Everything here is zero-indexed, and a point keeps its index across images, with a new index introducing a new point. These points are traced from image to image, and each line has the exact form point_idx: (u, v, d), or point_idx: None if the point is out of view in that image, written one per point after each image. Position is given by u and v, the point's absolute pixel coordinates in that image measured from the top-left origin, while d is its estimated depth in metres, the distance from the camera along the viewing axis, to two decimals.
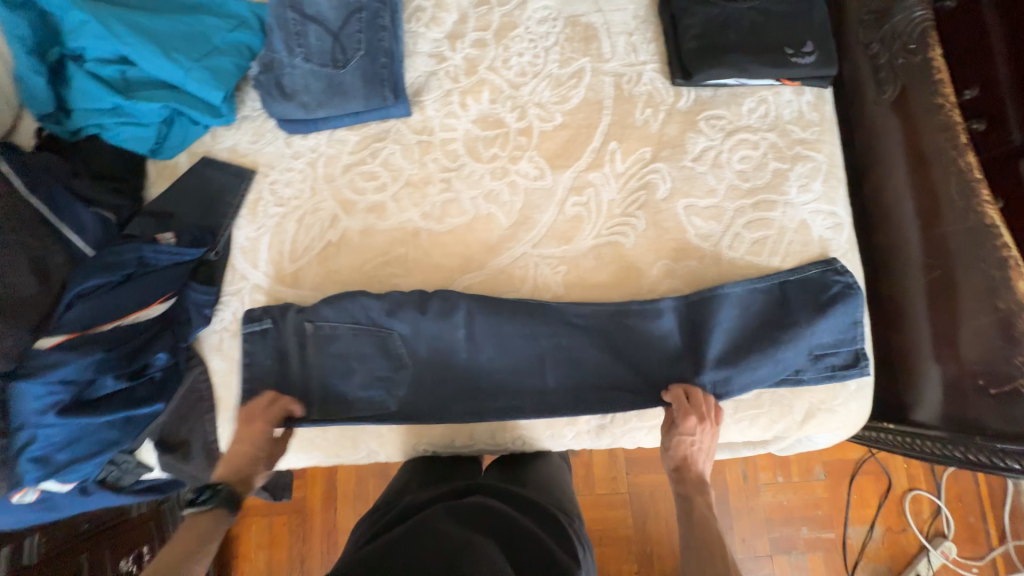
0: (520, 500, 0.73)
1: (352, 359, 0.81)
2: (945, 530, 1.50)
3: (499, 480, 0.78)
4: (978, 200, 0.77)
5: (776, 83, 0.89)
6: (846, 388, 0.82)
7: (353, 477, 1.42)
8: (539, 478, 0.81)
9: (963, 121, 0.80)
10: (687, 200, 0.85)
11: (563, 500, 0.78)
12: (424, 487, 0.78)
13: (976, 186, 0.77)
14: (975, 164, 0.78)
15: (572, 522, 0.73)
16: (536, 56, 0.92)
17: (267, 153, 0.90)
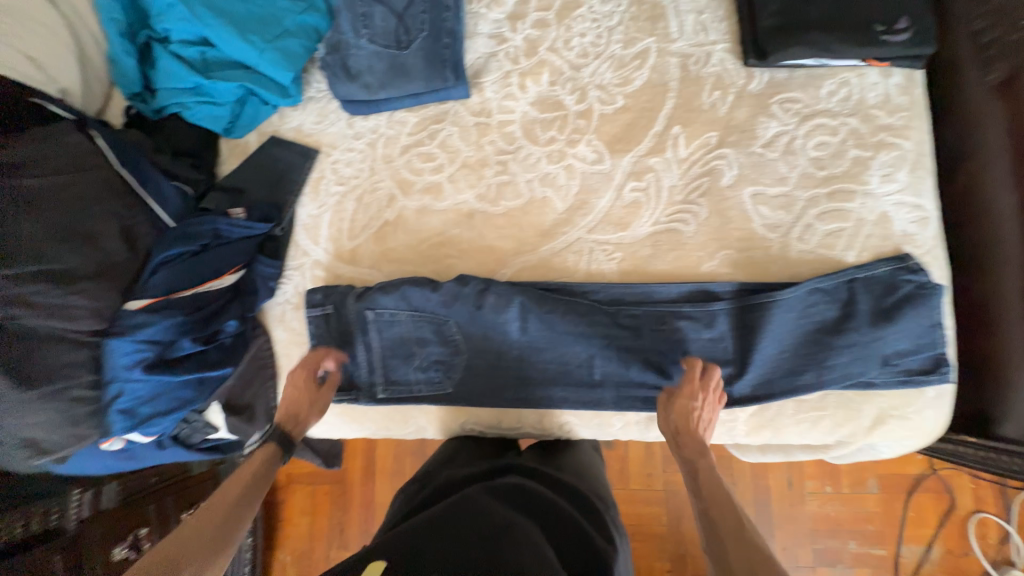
0: (559, 485, 0.71)
1: (410, 344, 0.82)
2: (1013, 557, 1.39)
3: (539, 463, 0.77)
4: None
5: (860, 64, 0.83)
6: (923, 395, 0.76)
7: (391, 453, 1.46)
8: (579, 464, 0.80)
9: None
10: (754, 187, 0.81)
11: (603, 487, 0.76)
12: (463, 461, 0.78)
13: None
14: None
15: (611, 512, 0.71)
16: (599, 36, 0.90)
17: (330, 133, 0.93)
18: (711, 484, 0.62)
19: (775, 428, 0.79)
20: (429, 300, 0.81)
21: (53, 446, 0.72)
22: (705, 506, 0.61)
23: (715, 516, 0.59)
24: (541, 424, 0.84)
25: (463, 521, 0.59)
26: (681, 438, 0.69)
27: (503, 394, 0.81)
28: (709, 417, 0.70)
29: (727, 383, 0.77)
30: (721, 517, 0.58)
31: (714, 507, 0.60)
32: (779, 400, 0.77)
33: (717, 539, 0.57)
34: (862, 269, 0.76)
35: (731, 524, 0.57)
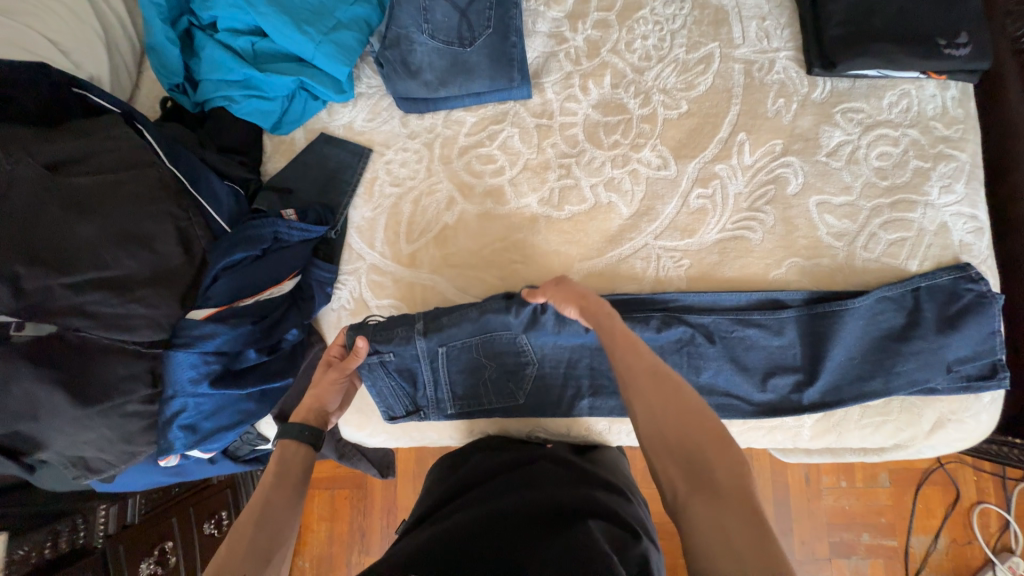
0: (595, 473, 0.70)
1: (482, 367, 0.80)
2: (1013, 545, 1.47)
3: (566, 454, 0.76)
4: None
5: (919, 76, 0.84)
6: (979, 400, 0.79)
7: (414, 457, 1.42)
8: (604, 458, 0.79)
9: None
10: (820, 196, 0.83)
11: (629, 479, 0.76)
12: (491, 450, 0.77)
13: None
14: None
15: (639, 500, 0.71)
16: (662, 39, 0.89)
17: (383, 132, 0.89)
18: (626, 335, 0.61)
19: (839, 433, 0.81)
20: (506, 325, 0.78)
21: (100, 464, 0.68)
22: (618, 348, 0.60)
23: (622, 355, 0.59)
24: (604, 432, 0.83)
25: (512, 513, 0.57)
26: (589, 306, 0.67)
27: (574, 401, 0.81)
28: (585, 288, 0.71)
29: (797, 389, 0.79)
30: (630, 360, 0.58)
31: (619, 352, 0.60)
32: (847, 406, 0.78)
33: (631, 380, 0.57)
34: (926, 278, 0.78)
35: (650, 364, 0.57)
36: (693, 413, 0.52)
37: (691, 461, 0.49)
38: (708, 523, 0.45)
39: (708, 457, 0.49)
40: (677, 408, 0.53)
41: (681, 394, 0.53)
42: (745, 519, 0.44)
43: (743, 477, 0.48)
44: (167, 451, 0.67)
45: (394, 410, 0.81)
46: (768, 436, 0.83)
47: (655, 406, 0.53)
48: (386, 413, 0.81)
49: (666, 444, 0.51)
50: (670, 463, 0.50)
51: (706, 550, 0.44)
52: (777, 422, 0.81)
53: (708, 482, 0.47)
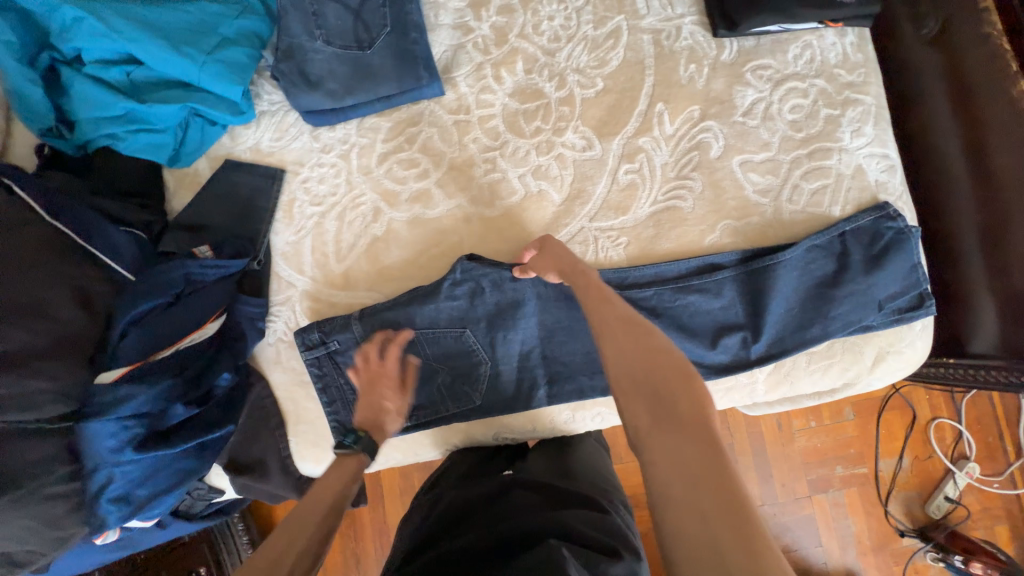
0: (575, 489, 0.68)
1: (428, 361, 0.79)
2: (968, 452, 1.64)
3: (544, 470, 0.73)
4: None
5: (819, 26, 0.86)
6: (911, 328, 0.83)
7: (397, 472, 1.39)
8: (585, 462, 0.76)
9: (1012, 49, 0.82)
10: (741, 156, 0.84)
11: (612, 479, 0.74)
12: (462, 483, 0.74)
13: None
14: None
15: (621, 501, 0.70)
16: (568, 18, 0.87)
17: (294, 150, 0.84)
18: (598, 291, 0.63)
19: (791, 382, 0.83)
20: (444, 311, 0.78)
21: (27, 556, 0.62)
22: (592, 302, 0.61)
23: (596, 307, 0.60)
24: (568, 421, 0.83)
25: (479, 550, 0.57)
26: (570, 269, 0.68)
27: (534, 395, 0.80)
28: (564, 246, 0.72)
29: (745, 345, 0.80)
30: (602, 312, 0.59)
31: (593, 306, 0.61)
32: (792, 354, 0.80)
33: (603, 326, 0.57)
34: (848, 223, 0.81)
35: (621, 314, 0.58)
36: (661, 353, 0.52)
37: (654, 393, 0.49)
38: (668, 449, 0.44)
39: (671, 390, 0.49)
40: (643, 349, 0.53)
41: (648, 337, 0.54)
42: (705, 446, 0.43)
43: (704, 410, 0.47)
44: (100, 528, 0.62)
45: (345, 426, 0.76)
46: (727, 396, 0.84)
47: (624, 347, 0.54)
48: (334, 431, 0.76)
49: (633, 377, 0.51)
50: (635, 398, 0.49)
51: (664, 476, 0.43)
52: (732, 381, 0.83)
53: (669, 411, 0.47)
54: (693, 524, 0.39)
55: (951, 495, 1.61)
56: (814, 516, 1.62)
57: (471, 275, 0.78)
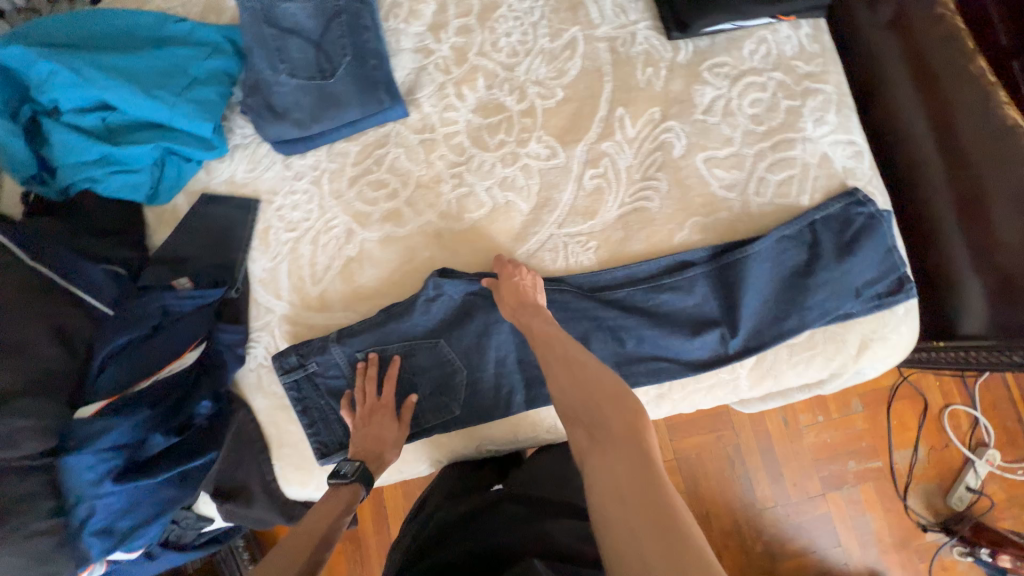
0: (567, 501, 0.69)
1: (407, 376, 0.79)
2: (986, 439, 1.58)
3: (536, 484, 0.74)
4: (997, 105, 0.81)
5: (772, 20, 0.87)
6: (894, 313, 0.82)
7: (400, 491, 1.38)
8: (578, 471, 0.77)
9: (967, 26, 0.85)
10: (704, 153, 0.84)
11: None
12: (452, 500, 0.75)
13: (992, 90, 0.81)
14: (986, 68, 0.82)
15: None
16: (524, 33, 0.89)
17: (267, 179, 0.87)
18: (547, 328, 0.67)
19: (775, 377, 0.82)
20: (419, 325, 0.78)
21: None
22: (538, 340, 0.66)
23: (542, 344, 0.65)
24: (551, 429, 0.83)
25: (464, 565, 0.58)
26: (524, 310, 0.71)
27: (513, 404, 0.79)
28: (531, 281, 0.75)
29: (721, 341, 0.79)
30: (550, 347, 0.63)
31: (543, 344, 0.65)
32: (770, 348, 0.80)
33: (551, 359, 0.62)
34: (818, 213, 0.81)
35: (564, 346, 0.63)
36: (597, 376, 0.56)
37: (591, 413, 0.53)
38: (605, 471, 0.47)
39: (604, 407, 0.52)
40: (582, 375, 0.57)
41: (587, 364, 0.59)
42: (634, 456, 0.47)
43: (639, 428, 0.50)
44: (84, 561, 0.63)
45: (326, 446, 0.76)
46: (711, 394, 0.83)
47: (564, 379, 0.58)
48: (316, 451, 0.76)
49: (574, 408, 0.55)
50: (576, 421, 0.54)
51: (600, 488, 0.46)
52: (714, 378, 0.82)
53: (604, 429, 0.51)
54: (625, 539, 0.42)
55: (973, 484, 1.54)
56: (830, 514, 1.57)
57: (443, 289, 0.78)
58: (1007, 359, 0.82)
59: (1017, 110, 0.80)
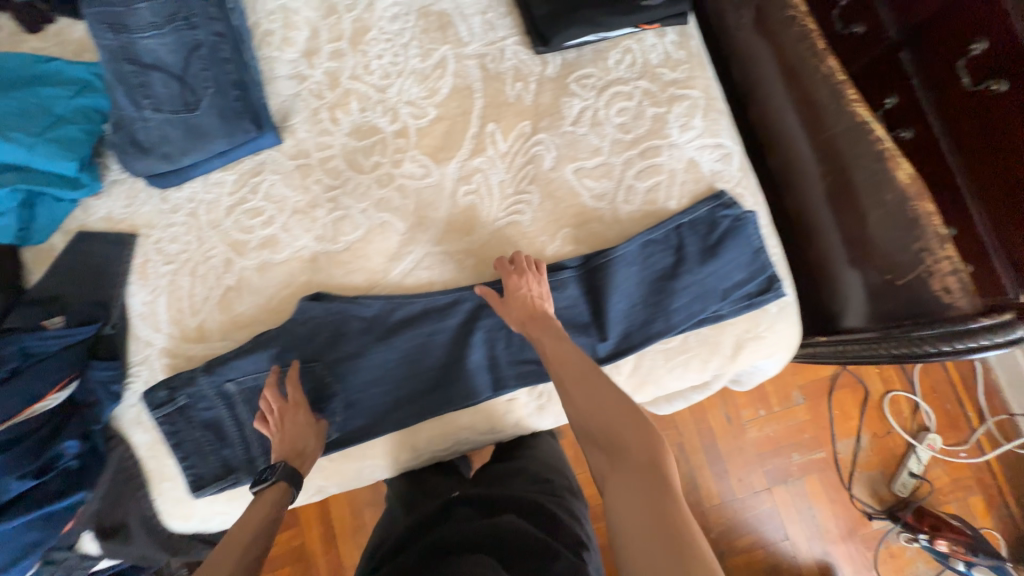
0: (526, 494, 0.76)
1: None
2: (927, 423, 1.59)
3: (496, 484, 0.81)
4: (848, 101, 0.81)
5: (636, 30, 0.89)
6: (767, 312, 0.82)
7: (347, 510, 1.36)
8: (535, 469, 0.85)
9: (817, 27, 0.85)
10: (574, 163, 0.85)
11: (557, 479, 0.84)
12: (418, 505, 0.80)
13: (841, 87, 0.82)
14: (836, 66, 0.82)
15: (574, 503, 0.79)
16: (396, 55, 0.90)
17: (145, 213, 0.87)
18: (557, 342, 0.67)
19: (654, 381, 0.82)
20: (294, 351, 0.79)
21: None
22: (551, 360, 0.65)
23: (557, 362, 0.64)
24: (433, 444, 0.82)
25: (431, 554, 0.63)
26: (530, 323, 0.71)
27: (393, 423, 0.80)
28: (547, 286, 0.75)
29: (591, 347, 0.80)
30: (564, 365, 0.64)
31: (556, 362, 0.65)
32: (643, 350, 0.81)
33: (563, 377, 0.63)
34: (685, 216, 0.81)
35: (573, 358, 0.64)
36: (606, 392, 0.58)
37: (611, 439, 0.55)
38: (625, 496, 0.49)
39: (617, 426, 0.55)
40: (596, 392, 0.59)
41: (597, 379, 0.60)
42: (648, 475, 0.50)
43: (657, 454, 0.52)
44: None
45: (200, 478, 0.76)
46: None
47: (581, 402, 0.59)
48: (190, 485, 0.76)
49: (592, 431, 0.56)
50: (591, 440, 0.56)
51: (622, 516, 0.48)
52: None
53: (620, 447, 0.54)
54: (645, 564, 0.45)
55: (916, 470, 1.55)
56: (777, 509, 1.55)
57: (311, 314, 0.79)
58: (879, 354, 0.80)
59: (866, 106, 0.79)
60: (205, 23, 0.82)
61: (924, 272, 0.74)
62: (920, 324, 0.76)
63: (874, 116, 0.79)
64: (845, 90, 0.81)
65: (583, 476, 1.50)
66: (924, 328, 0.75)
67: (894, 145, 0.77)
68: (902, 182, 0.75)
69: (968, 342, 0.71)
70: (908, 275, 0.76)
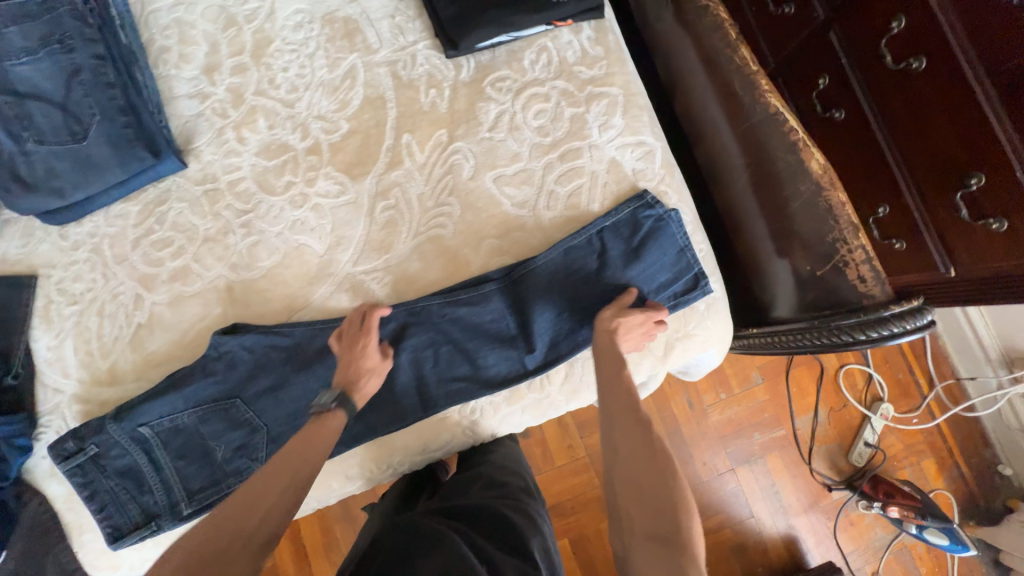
0: (479, 502, 0.74)
1: (202, 438, 0.75)
2: (880, 393, 1.63)
3: (451, 495, 0.78)
4: (761, 92, 0.82)
5: (550, 27, 0.86)
6: (695, 311, 0.82)
7: (320, 530, 1.31)
8: (495, 470, 0.84)
9: (730, 20, 0.86)
10: (493, 171, 0.83)
11: (518, 480, 0.83)
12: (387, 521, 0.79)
13: (755, 79, 0.83)
14: (749, 58, 0.84)
15: (531, 503, 0.78)
16: (301, 66, 0.86)
17: (43, 252, 0.82)
18: (615, 383, 0.68)
19: (587, 388, 0.82)
20: (212, 388, 0.76)
21: None
22: (603, 394, 0.68)
23: (610, 398, 0.67)
24: (366, 472, 0.80)
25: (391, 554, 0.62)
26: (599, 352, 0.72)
27: None
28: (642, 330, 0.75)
29: (518, 359, 0.79)
30: (614, 403, 0.66)
31: (608, 398, 0.67)
32: (573, 358, 0.80)
33: (612, 416, 0.65)
34: (608, 221, 0.80)
35: (626, 404, 0.65)
36: (653, 454, 0.59)
37: (647, 498, 0.56)
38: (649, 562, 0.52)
39: (658, 492, 0.56)
40: (642, 445, 0.60)
41: (649, 437, 0.61)
42: (675, 551, 0.51)
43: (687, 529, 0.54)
44: None
45: (121, 526, 0.74)
46: (528, 412, 0.82)
47: (624, 448, 0.61)
48: (108, 536, 0.73)
49: (628, 482, 0.58)
50: (625, 493, 0.58)
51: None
52: (525, 399, 0.81)
53: (653, 513, 0.55)
54: None
55: (870, 440, 1.60)
56: (740, 488, 1.58)
57: (226, 348, 0.76)
58: (805, 343, 0.79)
59: (778, 97, 0.81)
60: (82, 45, 0.78)
61: (840, 262, 0.77)
62: (849, 313, 0.75)
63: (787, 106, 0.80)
64: (757, 81, 0.83)
65: (550, 472, 1.48)
66: (850, 316, 0.75)
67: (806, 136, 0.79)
68: (813, 173, 0.78)
69: (879, 331, 0.72)
70: (826, 265, 0.78)
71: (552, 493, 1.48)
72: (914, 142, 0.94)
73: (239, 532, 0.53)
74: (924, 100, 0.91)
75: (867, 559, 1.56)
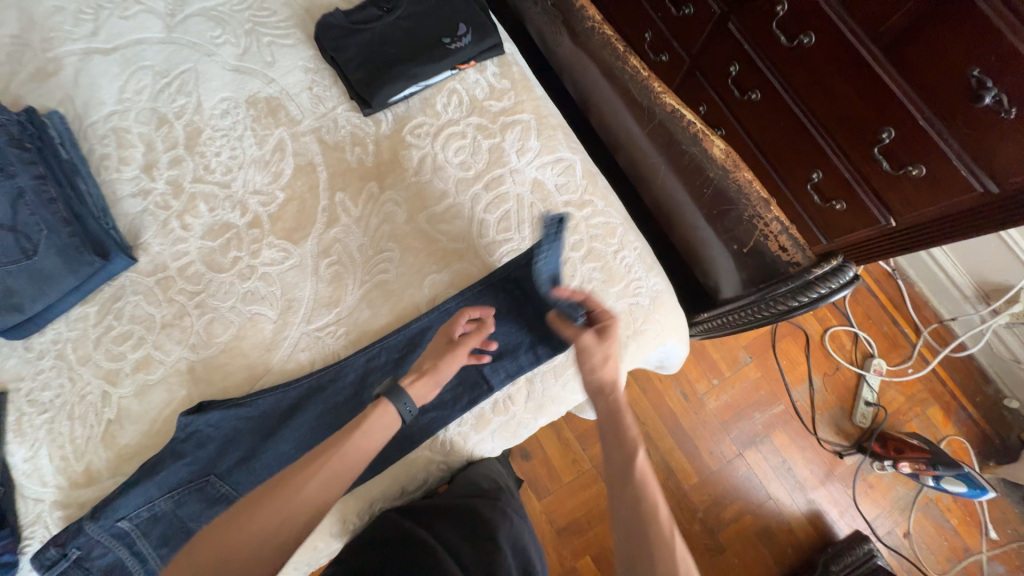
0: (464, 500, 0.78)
1: (180, 522, 0.76)
2: (870, 349, 1.62)
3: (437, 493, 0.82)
4: (656, 94, 0.88)
5: (456, 71, 0.93)
6: (641, 306, 0.83)
7: None
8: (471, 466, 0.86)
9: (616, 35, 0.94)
10: (425, 212, 0.87)
11: (494, 476, 0.87)
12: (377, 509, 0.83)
13: (648, 84, 0.89)
14: (640, 65, 0.91)
15: (505, 499, 0.83)
16: (233, 148, 0.92)
17: (11, 367, 0.85)
18: (626, 474, 0.63)
19: (551, 401, 0.83)
20: (185, 470, 0.77)
21: None
22: (616, 486, 0.63)
23: (621, 495, 0.62)
24: (348, 526, 0.80)
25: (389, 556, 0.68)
26: (605, 424, 0.68)
27: None
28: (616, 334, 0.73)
29: (479, 386, 0.80)
30: (629, 504, 0.61)
31: (624, 494, 0.62)
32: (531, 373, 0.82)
33: (630, 518, 0.60)
34: (539, 244, 0.78)
35: (640, 508, 0.60)
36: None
37: None
38: None
39: None
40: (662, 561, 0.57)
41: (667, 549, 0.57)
42: None
43: None
44: None
45: None
46: (499, 436, 0.83)
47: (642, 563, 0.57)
48: None
49: None
50: None
51: None
52: (492, 423, 0.82)
53: None
54: None
55: (870, 399, 1.58)
56: (752, 472, 1.52)
57: (194, 428, 0.78)
58: (754, 315, 0.81)
59: (672, 96, 0.87)
60: (22, 169, 0.85)
61: (761, 238, 0.80)
62: (787, 281, 0.77)
63: (682, 102, 0.87)
64: (651, 85, 0.89)
65: (559, 491, 1.45)
66: (789, 284, 0.77)
67: (704, 126, 0.85)
68: (717, 159, 0.83)
69: (809, 295, 0.75)
70: (747, 244, 0.81)
71: (565, 512, 1.44)
72: (828, 110, 0.99)
73: (307, 509, 0.67)
74: (826, 72, 0.95)
75: (896, 521, 1.49)
